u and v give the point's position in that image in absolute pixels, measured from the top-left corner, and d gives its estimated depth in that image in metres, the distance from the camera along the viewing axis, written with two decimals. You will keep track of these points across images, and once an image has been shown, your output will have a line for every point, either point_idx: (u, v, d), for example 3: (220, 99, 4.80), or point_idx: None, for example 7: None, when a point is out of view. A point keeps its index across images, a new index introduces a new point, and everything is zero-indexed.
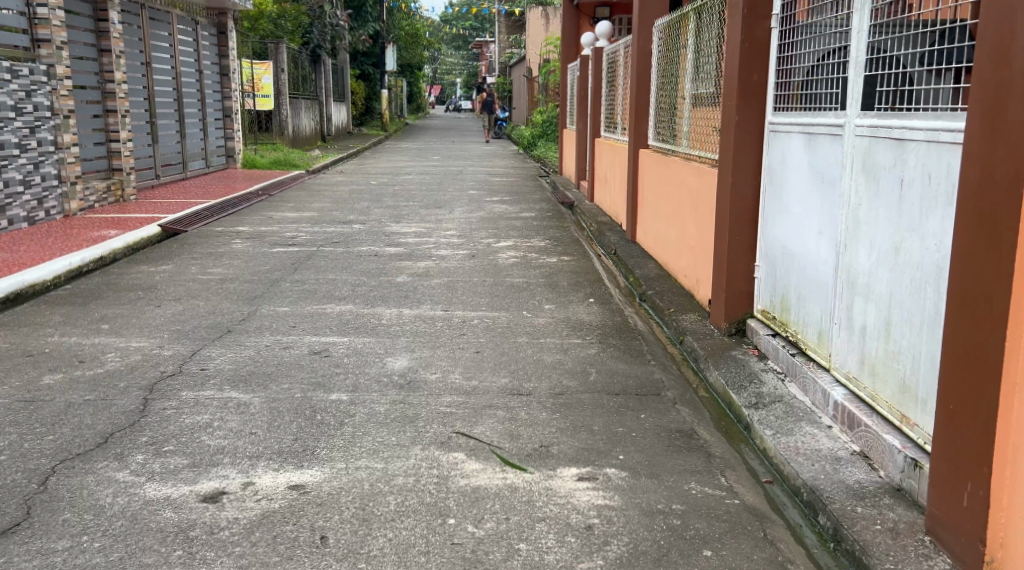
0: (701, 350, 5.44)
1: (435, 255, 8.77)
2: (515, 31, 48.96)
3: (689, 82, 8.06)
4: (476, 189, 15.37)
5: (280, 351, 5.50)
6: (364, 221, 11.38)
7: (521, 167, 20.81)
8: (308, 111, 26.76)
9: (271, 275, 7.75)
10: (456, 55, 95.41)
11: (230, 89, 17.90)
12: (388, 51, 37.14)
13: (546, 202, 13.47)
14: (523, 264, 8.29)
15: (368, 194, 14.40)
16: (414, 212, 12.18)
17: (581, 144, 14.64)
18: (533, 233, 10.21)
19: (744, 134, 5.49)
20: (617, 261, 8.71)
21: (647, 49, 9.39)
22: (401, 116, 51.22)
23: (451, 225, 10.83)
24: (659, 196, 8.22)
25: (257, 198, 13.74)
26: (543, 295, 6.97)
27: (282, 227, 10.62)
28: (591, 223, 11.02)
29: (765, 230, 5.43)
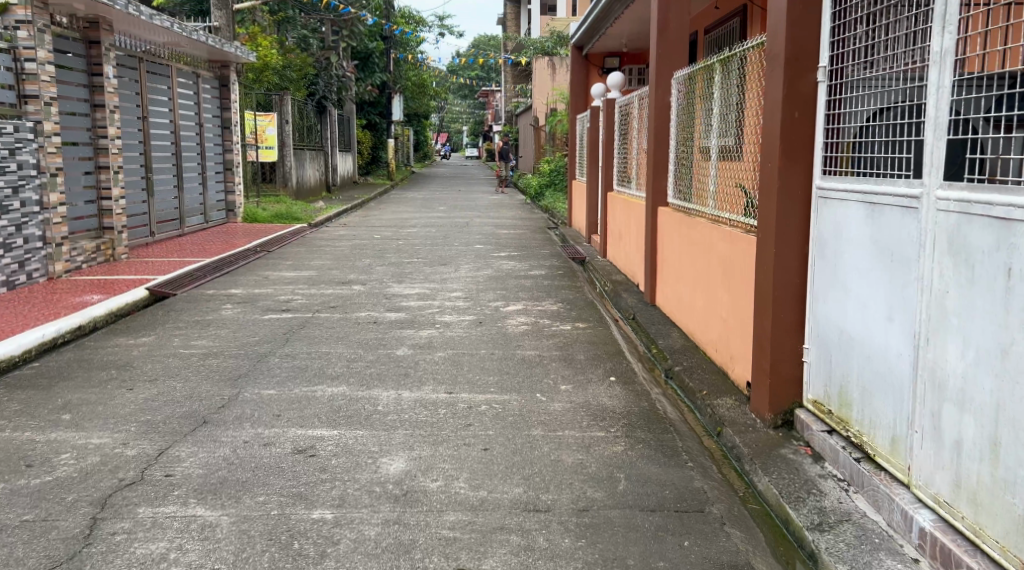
0: (746, 447, 4.77)
1: (439, 322, 8.08)
2: (521, 79, 48.69)
3: (715, 138, 7.44)
4: (483, 243, 14.72)
5: (260, 449, 4.80)
6: (364, 281, 10.71)
7: (528, 218, 20.20)
8: (312, 162, 26.27)
9: (260, 348, 7.06)
10: (463, 104, 95.60)
11: (231, 141, 17.35)
12: (395, 100, 36.75)
13: (556, 258, 12.83)
14: (535, 332, 7.60)
15: (371, 250, 13.76)
16: (418, 270, 11.50)
17: (592, 196, 14.01)
18: (544, 295, 9.52)
19: (788, 200, 4.85)
20: (636, 326, 8.03)
21: (666, 101, 8.79)
22: (407, 164, 50.84)
23: (457, 286, 10.16)
24: (682, 261, 7.56)
25: (254, 255, 13.11)
26: (559, 373, 6.28)
27: (276, 290, 9.95)
28: (605, 283, 10.33)
29: (815, 309, 4.80)
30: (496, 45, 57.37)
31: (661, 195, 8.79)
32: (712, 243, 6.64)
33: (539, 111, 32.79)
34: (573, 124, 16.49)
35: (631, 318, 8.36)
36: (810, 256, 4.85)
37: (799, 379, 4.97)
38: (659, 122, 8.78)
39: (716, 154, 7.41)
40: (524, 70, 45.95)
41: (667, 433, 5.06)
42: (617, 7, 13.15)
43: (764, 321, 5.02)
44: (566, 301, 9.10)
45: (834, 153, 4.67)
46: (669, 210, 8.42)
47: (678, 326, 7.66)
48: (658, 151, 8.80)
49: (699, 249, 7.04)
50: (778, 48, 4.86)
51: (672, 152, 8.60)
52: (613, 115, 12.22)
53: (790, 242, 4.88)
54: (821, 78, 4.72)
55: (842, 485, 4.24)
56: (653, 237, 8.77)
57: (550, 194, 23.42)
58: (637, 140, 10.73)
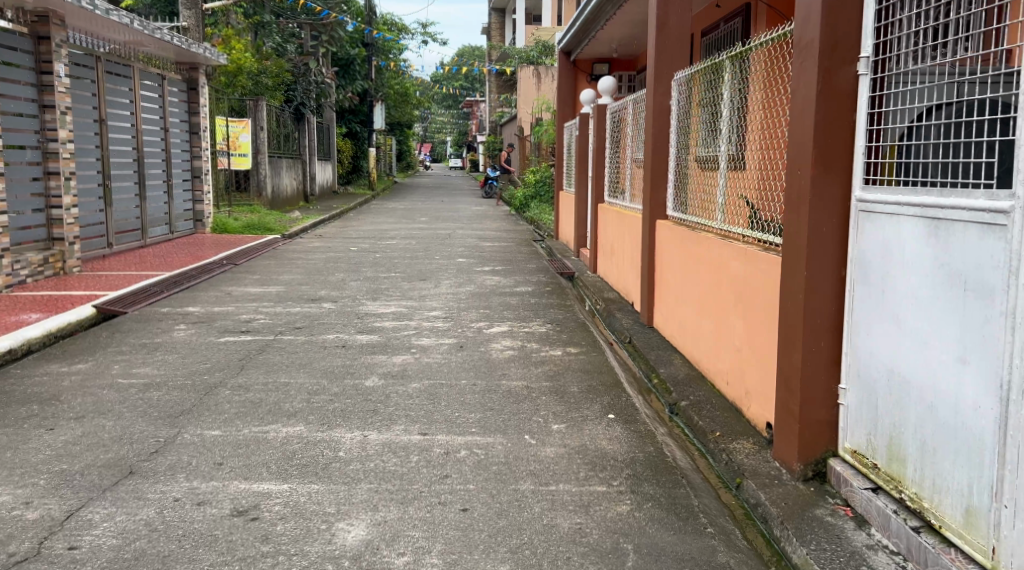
0: (775, 508, 3.96)
1: (415, 346, 7.28)
2: (505, 89, 48.09)
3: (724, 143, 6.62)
4: (465, 256, 13.92)
5: (192, 510, 4.00)
6: (336, 297, 9.89)
7: (513, 230, 19.39)
8: (290, 171, 25.42)
9: (212, 378, 6.25)
10: (447, 114, 94.84)
11: (200, 148, 16.49)
12: (377, 109, 35.92)
13: (543, 273, 12.04)
14: (522, 359, 6.80)
15: (346, 263, 12.93)
16: (394, 286, 10.69)
17: (580, 208, 13.23)
18: (531, 314, 8.73)
19: (821, 214, 4.04)
20: (633, 352, 7.25)
21: (666, 105, 7.99)
22: (390, 175, 50.06)
23: (436, 304, 9.36)
24: (687, 280, 6.78)
25: (219, 269, 12.26)
26: (550, 409, 5.49)
27: (239, 308, 9.13)
28: (597, 301, 9.54)
29: (854, 343, 3.99)
30: (480, 55, 56.71)
31: (659, 208, 8.00)
32: (723, 261, 5.85)
33: (523, 121, 32.10)
34: (560, 132, 15.75)
35: (627, 342, 7.57)
36: (847, 280, 4.05)
37: (834, 428, 4.17)
38: (656, 127, 7.99)
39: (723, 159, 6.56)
40: (509, 80, 45.24)
41: (680, 487, 4.26)
42: (607, 8, 12.39)
43: (793, 357, 4.23)
44: (556, 322, 8.32)
45: (878, 157, 3.90)
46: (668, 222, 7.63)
47: (682, 353, 6.87)
48: (653, 160, 8.02)
49: (706, 266, 6.25)
50: (811, 33, 4.05)
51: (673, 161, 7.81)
52: (604, 121, 11.43)
53: (825, 264, 4.08)
54: (863, 70, 3.94)
55: (898, 561, 3.48)
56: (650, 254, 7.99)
57: (535, 205, 22.68)
58: (633, 147, 9.94)
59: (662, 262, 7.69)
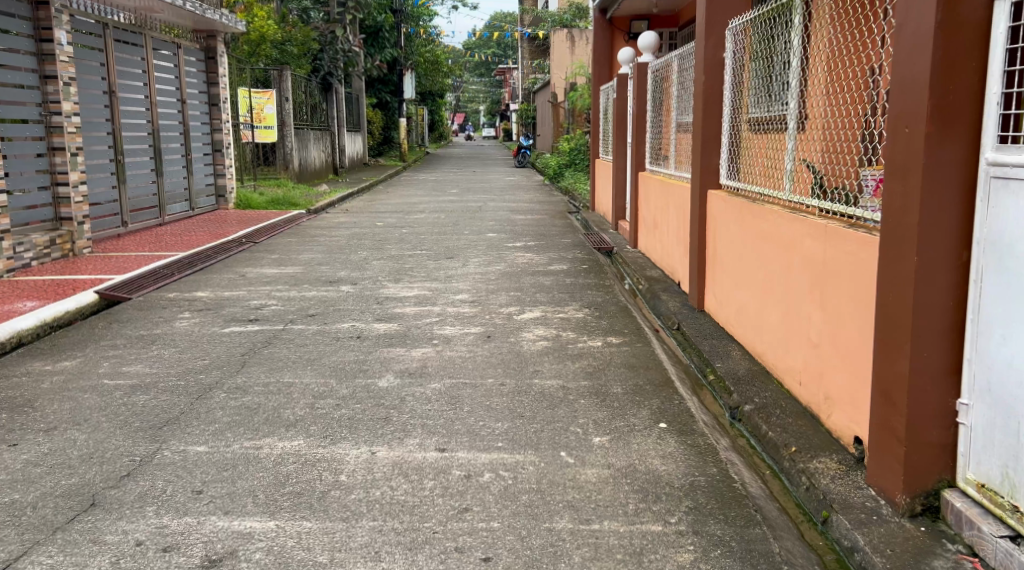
0: (879, 556, 3.26)
1: (438, 337, 6.48)
2: (539, 55, 46.83)
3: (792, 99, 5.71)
4: (496, 230, 13.11)
5: (154, 560, 3.27)
6: (356, 279, 9.12)
7: (548, 201, 18.53)
8: (317, 143, 24.67)
9: (207, 377, 5.49)
10: (480, 84, 93.64)
11: (220, 120, 15.78)
12: (407, 77, 35.02)
13: (579, 248, 11.22)
14: (558, 353, 5.99)
15: (371, 240, 12.17)
16: (420, 266, 9.90)
17: (618, 177, 12.36)
18: (568, 297, 7.91)
19: (937, 183, 3.28)
20: (683, 340, 6.46)
21: (721, 59, 7.06)
22: (422, 145, 49.25)
23: (464, 287, 8.55)
24: (744, 259, 5.97)
25: (237, 247, 11.54)
26: (591, 417, 4.69)
27: (249, 292, 8.37)
28: (639, 280, 8.72)
29: (980, 347, 3.24)
30: (514, 20, 55.37)
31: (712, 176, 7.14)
32: (793, 238, 5.04)
33: (557, 86, 31.04)
34: (596, 97, 14.86)
35: (676, 329, 6.77)
36: (971, 267, 3.29)
37: (950, 452, 3.41)
38: (709, 83, 7.08)
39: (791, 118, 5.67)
40: (543, 45, 44.06)
41: (753, 527, 3.50)
42: None
43: (898, 362, 3.47)
44: (596, 306, 7.49)
45: (1019, 109, 3.13)
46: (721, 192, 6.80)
47: (740, 343, 6.06)
48: (702, 121, 7.19)
49: (769, 243, 5.44)
50: None
51: (729, 123, 6.96)
52: (646, 82, 10.51)
53: (941, 246, 3.32)
54: None
55: None
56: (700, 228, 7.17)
57: (571, 174, 21.76)
58: (679, 109, 9.04)
59: (714, 237, 6.89)
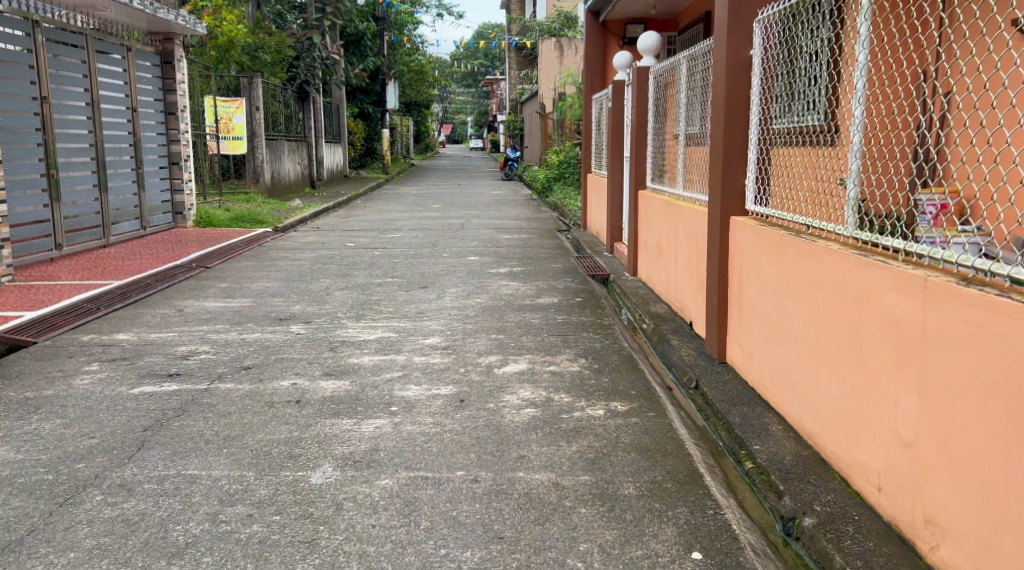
0: None
1: (397, 402, 5.15)
2: (527, 65, 45.70)
3: (855, 101, 4.25)
4: (477, 253, 11.82)
5: None
6: (311, 315, 7.80)
7: (535, 218, 17.27)
8: (292, 155, 23.36)
9: (86, 468, 4.13)
10: (467, 94, 92.54)
11: (177, 130, 14.44)
12: (390, 87, 33.76)
13: (571, 275, 9.95)
14: (549, 429, 4.67)
15: (337, 265, 10.84)
16: (389, 299, 8.57)
17: (613, 194, 11.14)
18: (561, 342, 6.60)
19: None
20: (704, 404, 5.22)
21: (747, 58, 5.76)
22: (406, 156, 47.99)
23: (438, 327, 7.22)
24: (782, 309, 4.78)
25: (184, 274, 10.20)
26: (595, 542, 3.41)
27: (181, 334, 7.02)
28: (643, 318, 7.47)
29: None
30: (501, 29, 54.14)
31: (733, 198, 5.82)
32: (856, 290, 3.87)
33: (546, 96, 29.83)
34: (587, 108, 13.75)
35: (694, 387, 5.51)
36: None
37: None
38: (731, 86, 5.79)
39: (855, 123, 4.25)
40: (530, 54, 42.92)
41: None
42: None
43: None
44: (594, 355, 6.19)
45: None
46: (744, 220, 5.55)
47: (776, 410, 4.86)
48: (720, 132, 5.91)
49: (821, 294, 4.23)
50: None
51: (756, 137, 5.69)
52: (647, 89, 9.25)
53: None
54: None
55: None
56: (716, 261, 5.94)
57: (560, 189, 20.50)
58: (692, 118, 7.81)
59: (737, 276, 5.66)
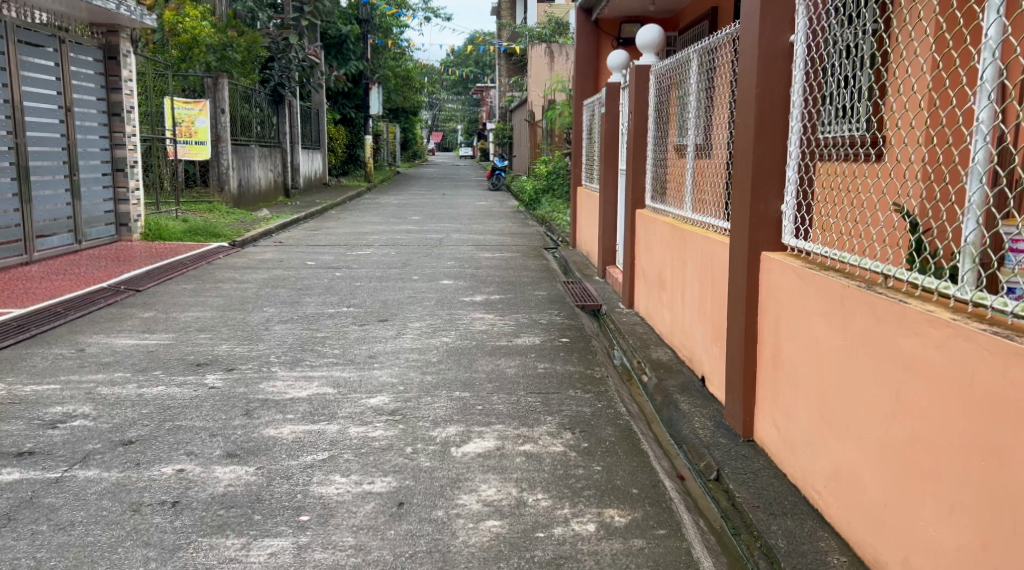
0: None
1: (312, 507, 3.74)
2: (517, 72, 44.42)
3: (980, 99, 2.89)
4: (451, 276, 10.40)
5: None
6: (236, 360, 6.37)
7: (521, 233, 15.87)
8: (263, 162, 21.92)
9: None
10: (457, 102, 91.16)
11: (122, 133, 12.95)
12: (374, 92, 32.34)
13: (557, 306, 8.54)
14: (516, 562, 3.27)
15: (287, 290, 9.40)
16: (337, 337, 7.14)
17: (606, 211, 9.76)
18: (540, 404, 5.17)
19: None
20: (731, 507, 3.82)
21: (788, 46, 4.33)
22: (392, 164, 46.57)
23: (389, 380, 5.80)
24: (833, 374, 3.50)
25: (106, 299, 8.78)
26: None
27: (64, 388, 5.60)
28: (643, 368, 6.06)
29: None
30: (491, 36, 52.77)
31: (765, 230, 4.38)
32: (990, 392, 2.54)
33: (535, 104, 28.47)
34: (577, 113, 12.40)
35: (714, 480, 4.10)
36: None
37: None
38: (764, 83, 4.35)
39: (980, 130, 2.89)
40: (520, 60, 41.52)
41: None
42: None
43: None
44: (583, 425, 4.75)
45: None
46: (778, 256, 4.18)
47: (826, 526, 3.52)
48: (746, 144, 4.48)
49: (909, 382, 2.90)
50: None
51: (795, 150, 4.27)
52: (648, 92, 7.89)
53: None
54: None
55: None
56: (737, 306, 4.57)
57: (549, 202, 19.09)
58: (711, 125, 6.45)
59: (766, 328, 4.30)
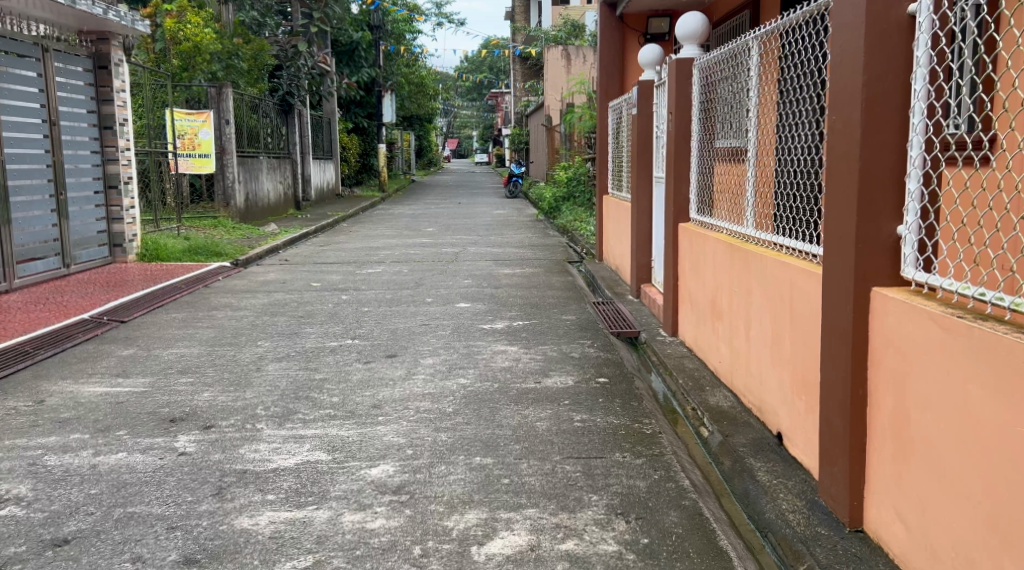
0: None
1: None
2: (533, 76, 43.47)
3: None
4: (467, 298, 9.42)
5: None
6: (218, 414, 5.39)
7: (542, 244, 14.87)
8: (272, 174, 21.02)
9: None
10: (472, 107, 90.30)
11: (115, 147, 11.99)
12: (386, 99, 31.41)
13: (588, 332, 7.56)
14: None
15: (286, 319, 8.43)
16: (337, 380, 6.12)
17: (638, 225, 8.79)
18: (582, 478, 4.20)
19: None
20: None
21: (905, 21, 3.38)
22: (406, 172, 45.70)
23: (395, 440, 4.79)
24: (1001, 453, 2.74)
25: (85, 333, 7.82)
26: None
27: (5, 459, 4.62)
28: (703, 420, 5.09)
29: None
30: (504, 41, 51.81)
31: (877, 259, 3.44)
32: None
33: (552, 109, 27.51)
34: (602, 117, 11.41)
35: None
36: None
37: None
38: (874, 69, 3.41)
39: None
40: (535, 65, 40.58)
41: None
42: None
43: None
44: (638, 510, 3.86)
45: None
46: (897, 296, 3.30)
47: None
48: (849, 149, 3.55)
49: None
50: None
51: (917, 155, 3.32)
52: (691, 88, 6.88)
53: None
54: None
55: None
56: (836, 354, 3.66)
57: (569, 210, 18.12)
58: (778, 123, 5.50)
59: (877, 383, 3.43)
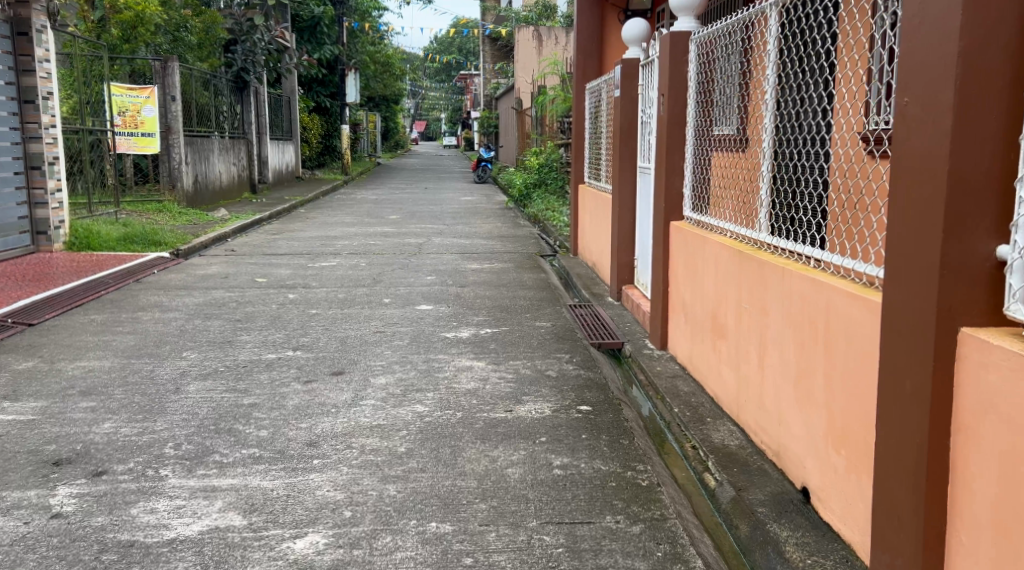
0: None
1: None
2: (504, 58, 42.28)
3: None
4: (428, 299, 8.45)
5: None
6: (113, 454, 4.39)
7: (512, 235, 13.92)
8: (226, 155, 19.84)
9: None
10: (441, 89, 88.81)
11: (37, 124, 10.84)
12: (350, 79, 30.14)
13: (564, 343, 6.63)
14: None
15: (220, 324, 7.41)
16: (269, 407, 5.13)
17: (622, 220, 7.87)
18: (566, 559, 3.30)
19: None
20: None
21: None
22: (373, 154, 44.43)
23: (330, 497, 3.83)
24: None
25: None
26: None
27: None
28: (708, 465, 4.18)
29: None
30: None
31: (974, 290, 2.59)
32: None
33: (523, 91, 26.47)
34: (579, 100, 10.45)
35: None
36: None
37: None
38: (977, 32, 2.55)
39: None
40: (506, 45, 39.40)
41: None
42: None
43: None
44: None
45: None
46: (1004, 345, 2.48)
47: None
48: (934, 140, 2.67)
49: None
50: None
51: None
52: (687, 65, 5.92)
53: None
54: None
55: None
56: (907, 411, 2.78)
57: (541, 198, 17.16)
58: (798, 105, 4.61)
59: (973, 459, 2.59)
